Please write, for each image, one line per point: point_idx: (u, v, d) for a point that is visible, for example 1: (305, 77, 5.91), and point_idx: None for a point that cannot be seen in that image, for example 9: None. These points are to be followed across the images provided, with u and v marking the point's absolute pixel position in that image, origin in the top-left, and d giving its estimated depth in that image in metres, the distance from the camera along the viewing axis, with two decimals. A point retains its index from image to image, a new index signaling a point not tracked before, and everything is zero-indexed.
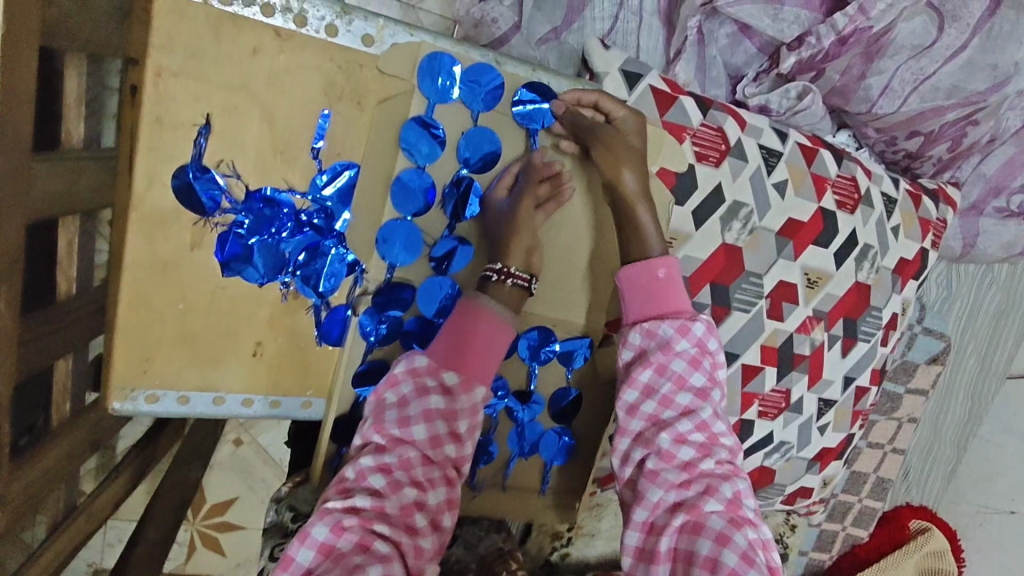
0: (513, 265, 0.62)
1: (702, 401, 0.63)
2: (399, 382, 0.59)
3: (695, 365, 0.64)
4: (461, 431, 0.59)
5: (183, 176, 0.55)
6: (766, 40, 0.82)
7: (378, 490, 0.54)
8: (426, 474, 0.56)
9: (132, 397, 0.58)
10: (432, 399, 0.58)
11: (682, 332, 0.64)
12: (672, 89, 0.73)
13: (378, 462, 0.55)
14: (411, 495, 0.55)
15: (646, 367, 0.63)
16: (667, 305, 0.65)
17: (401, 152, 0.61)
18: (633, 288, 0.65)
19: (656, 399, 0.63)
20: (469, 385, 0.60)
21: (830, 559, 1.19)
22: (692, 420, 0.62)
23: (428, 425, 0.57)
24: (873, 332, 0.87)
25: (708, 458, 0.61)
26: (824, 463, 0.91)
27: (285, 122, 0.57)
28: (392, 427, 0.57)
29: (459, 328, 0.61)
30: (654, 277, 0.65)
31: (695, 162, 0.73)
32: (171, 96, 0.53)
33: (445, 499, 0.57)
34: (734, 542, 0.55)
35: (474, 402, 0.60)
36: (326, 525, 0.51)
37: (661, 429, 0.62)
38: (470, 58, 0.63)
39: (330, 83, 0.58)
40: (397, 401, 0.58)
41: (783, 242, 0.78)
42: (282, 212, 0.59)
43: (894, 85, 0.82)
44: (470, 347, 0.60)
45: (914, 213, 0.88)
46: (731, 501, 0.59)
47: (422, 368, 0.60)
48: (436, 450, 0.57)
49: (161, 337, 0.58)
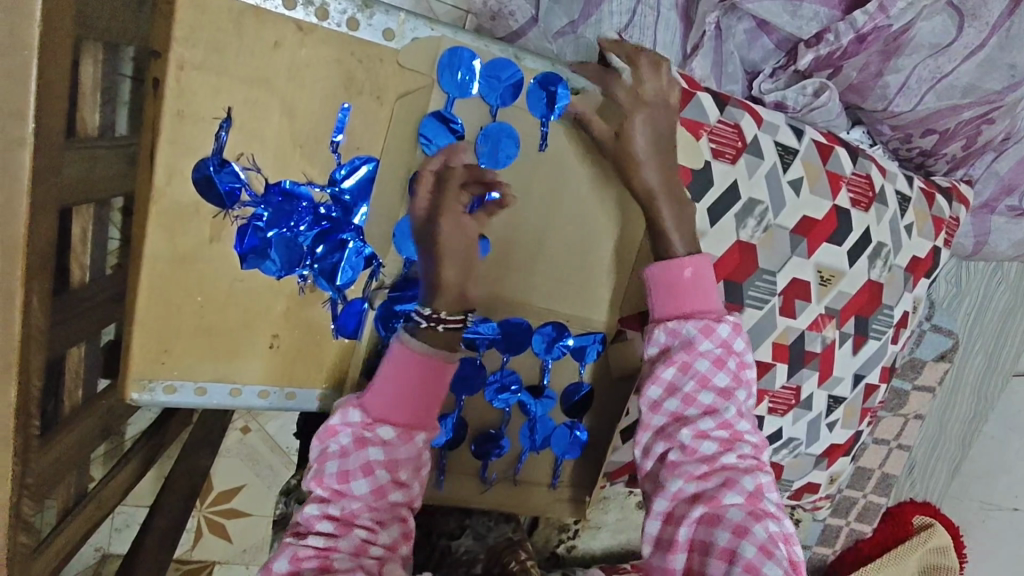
0: (445, 311, 0.62)
1: (725, 400, 0.63)
2: (337, 433, 0.58)
3: (719, 364, 0.63)
4: (406, 477, 0.59)
5: (204, 169, 0.55)
6: (784, 36, 0.81)
7: (330, 532, 0.56)
8: (374, 517, 0.57)
9: (150, 388, 0.59)
10: (372, 451, 0.58)
11: (705, 332, 0.63)
12: (689, 85, 0.73)
13: (325, 510, 0.56)
14: (362, 534, 0.56)
15: (669, 366, 0.63)
16: (692, 304, 0.65)
17: (420, 146, 0.62)
18: (658, 284, 0.66)
19: (679, 397, 0.63)
20: (408, 435, 0.59)
21: (834, 553, 1.21)
22: (714, 418, 0.62)
23: (369, 479, 0.57)
24: (884, 331, 0.87)
25: (729, 452, 0.61)
26: (832, 459, 0.92)
27: (306, 116, 0.57)
28: (333, 480, 0.57)
29: (393, 379, 0.59)
30: (680, 275, 0.65)
31: (711, 158, 0.73)
32: (193, 90, 0.52)
33: (399, 534, 0.58)
34: (752, 534, 0.56)
35: (416, 449, 0.60)
36: (284, 559, 0.53)
37: (683, 425, 0.62)
38: (490, 53, 0.62)
39: (350, 78, 0.58)
40: (338, 453, 0.58)
41: (798, 239, 0.78)
42: (300, 206, 0.59)
43: (911, 84, 0.82)
44: (406, 397, 0.60)
45: (927, 211, 0.88)
46: (752, 494, 0.59)
47: (359, 421, 0.59)
48: (381, 499, 0.58)
49: (180, 328, 0.58)
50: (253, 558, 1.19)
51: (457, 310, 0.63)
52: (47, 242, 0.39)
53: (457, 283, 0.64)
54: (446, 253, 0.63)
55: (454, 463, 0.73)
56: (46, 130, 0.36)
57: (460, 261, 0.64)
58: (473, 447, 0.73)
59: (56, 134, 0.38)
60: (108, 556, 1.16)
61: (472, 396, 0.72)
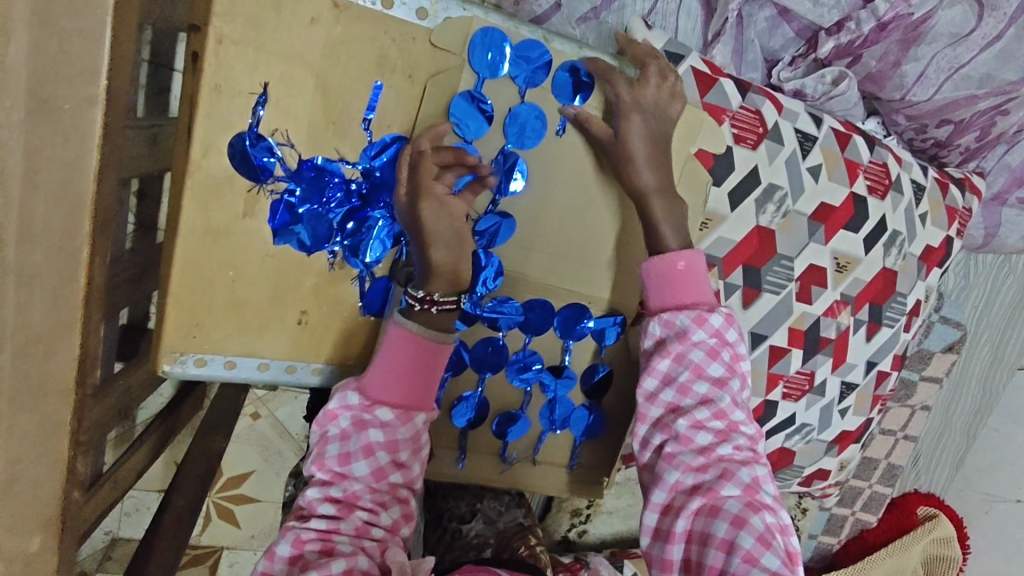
0: (438, 291, 0.61)
1: (719, 389, 0.64)
2: (336, 416, 0.59)
3: (713, 355, 0.65)
4: (405, 458, 0.60)
5: (240, 143, 0.55)
6: (805, 24, 0.80)
7: (332, 515, 0.56)
8: (376, 498, 0.58)
9: (181, 360, 0.60)
10: (371, 433, 0.59)
11: (699, 323, 0.65)
12: (712, 70, 0.74)
13: (327, 493, 0.57)
14: (364, 516, 0.57)
15: (664, 357, 0.65)
16: (686, 296, 0.66)
17: (451, 126, 0.62)
18: (654, 279, 0.66)
19: (675, 387, 0.64)
20: (406, 416, 0.60)
21: (839, 543, 1.24)
22: (709, 408, 0.63)
23: (369, 460, 0.58)
24: (897, 318, 0.88)
25: (725, 443, 0.63)
26: (843, 447, 0.94)
27: (338, 93, 0.58)
28: (334, 463, 0.57)
29: (390, 362, 0.60)
30: (673, 268, 0.66)
31: (733, 144, 0.73)
32: (230, 64, 0.53)
33: (401, 515, 0.59)
34: (750, 525, 0.57)
35: (415, 430, 0.61)
36: (287, 542, 0.54)
37: (679, 415, 0.64)
38: (520, 34, 0.63)
39: (383, 56, 0.59)
40: (339, 435, 0.59)
41: (815, 226, 0.79)
42: (333, 181, 0.60)
43: (929, 73, 0.83)
44: (403, 379, 0.60)
45: (941, 201, 0.89)
46: (748, 485, 0.60)
47: (357, 403, 0.59)
48: (381, 481, 0.59)
49: (209, 304, 0.59)
50: (261, 544, 1.19)
51: (450, 290, 0.61)
52: (107, 205, 0.40)
53: (451, 265, 0.61)
54: (435, 238, 0.60)
55: (475, 442, 0.74)
56: (112, 90, 0.37)
57: (453, 245, 0.61)
58: (494, 427, 0.74)
59: (116, 97, 0.38)
60: (119, 539, 1.17)
61: (495, 375, 0.72)
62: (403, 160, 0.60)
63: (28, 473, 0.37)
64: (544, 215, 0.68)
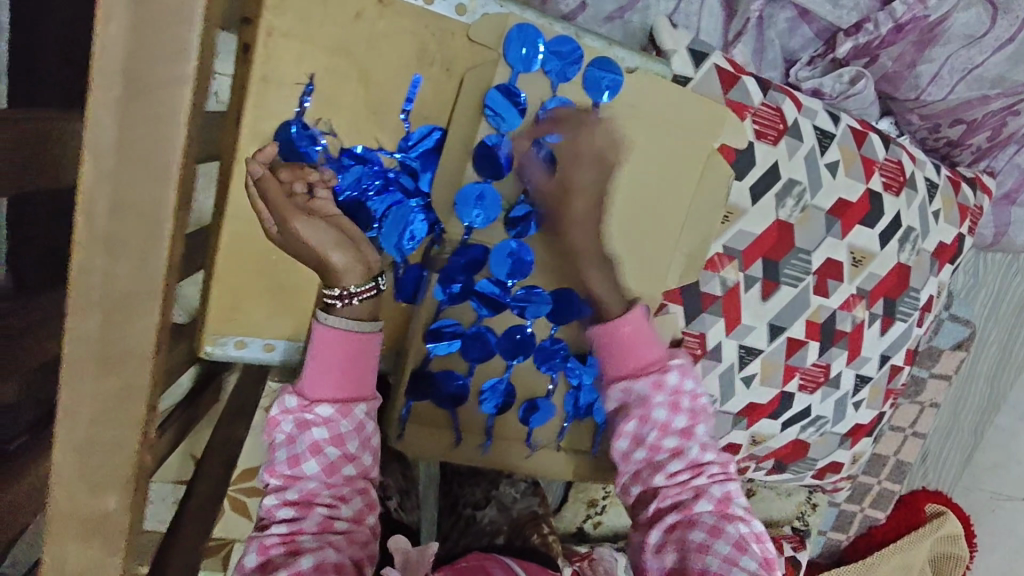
0: (353, 284, 0.59)
1: (687, 438, 0.69)
2: (279, 423, 0.61)
3: (676, 408, 0.69)
4: (354, 449, 0.62)
5: (287, 131, 0.58)
6: (824, 25, 0.83)
7: (292, 516, 0.59)
8: (334, 493, 0.61)
9: (222, 342, 0.63)
10: (316, 431, 0.60)
11: (657, 384, 0.69)
12: (735, 69, 0.76)
13: (284, 497, 0.60)
14: (324, 512, 0.60)
15: (631, 419, 0.70)
16: (641, 360, 0.70)
17: (485, 118, 0.62)
18: (606, 350, 0.71)
19: (645, 446, 0.69)
20: (345, 409, 0.61)
21: (848, 539, 1.26)
22: (680, 456, 0.68)
23: (318, 458, 0.60)
24: (911, 312, 0.90)
25: (699, 475, 0.68)
26: (856, 440, 0.96)
27: (378, 85, 0.60)
28: (284, 467, 0.60)
29: (321, 361, 0.60)
30: (621, 333, 0.70)
31: (754, 139, 0.76)
32: (278, 55, 0.56)
33: (362, 505, 0.62)
34: (725, 533, 0.65)
35: (358, 421, 0.62)
36: (252, 552, 0.58)
37: (655, 470, 0.69)
38: (553, 30, 0.64)
39: (422, 50, 0.61)
40: (285, 441, 0.61)
41: (832, 221, 0.81)
42: (372, 169, 0.62)
43: (943, 74, 0.85)
44: (339, 375, 0.61)
45: (953, 198, 0.91)
46: (721, 500, 0.67)
47: (297, 405, 0.61)
48: (334, 475, 0.61)
49: (251, 286, 0.62)
50: None
51: (366, 278, 0.60)
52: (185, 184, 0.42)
53: (354, 258, 0.58)
54: (326, 244, 0.56)
55: (500, 428, 0.77)
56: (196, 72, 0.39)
57: (347, 243, 0.58)
58: (520, 413, 0.76)
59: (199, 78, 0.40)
60: None
61: (522, 362, 0.74)
62: (250, 191, 0.54)
63: (105, 435, 0.39)
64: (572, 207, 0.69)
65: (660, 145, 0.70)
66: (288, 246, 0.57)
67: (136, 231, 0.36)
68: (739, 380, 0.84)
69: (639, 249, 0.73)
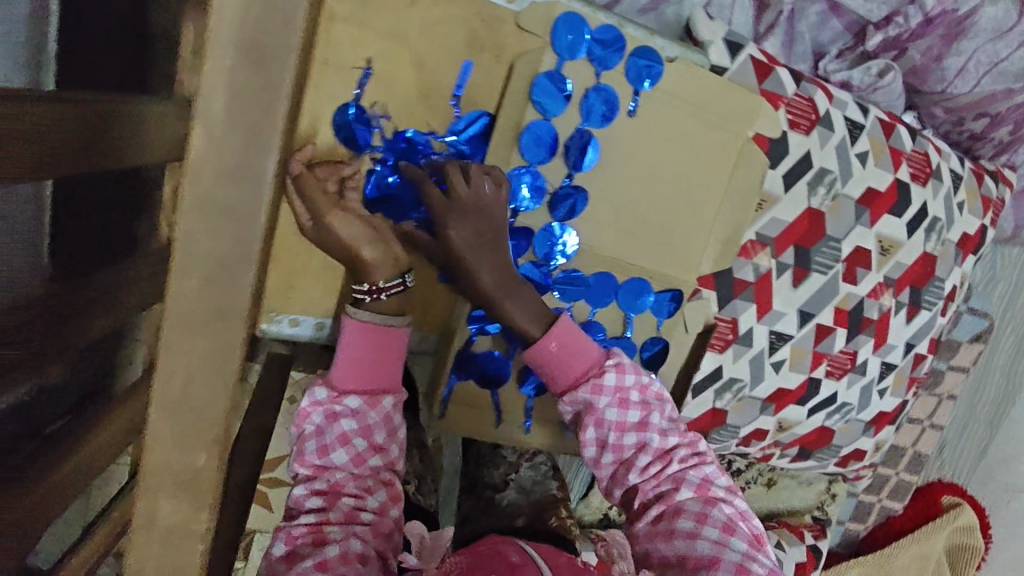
0: (382, 279, 0.60)
1: (648, 430, 0.66)
2: (308, 415, 0.61)
3: (626, 405, 0.66)
4: (382, 440, 0.62)
5: (345, 114, 0.61)
6: (854, 19, 0.85)
7: (320, 507, 0.59)
8: (359, 485, 0.61)
9: (278, 320, 0.66)
10: (345, 422, 0.61)
11: (597, 389, 0.66)
12: (769, 60, 0.78)
13: (312, 488, 0.60)
14: (351, 502, 0.59)
15: (587, 427, 0.67)
16: (573, 369, 0.67)
17: (531, 104, 0.65)
18: (538, 367, 0.68)
19: (610, 448, 0.66)
20: (374, 400, 0.62)
21: (866, 529, 1.27)
22: (647, 449, 0.66)
23: (347, 448, 0.60)
24: (935, 302, 0.92)
25: (671, 463, 0.65)
26: (879, 427, 0.98)
27: (431, 70, 0.63)
28: (313, 457, 0.60)
29: (349, 354, 0.61)
30: (548, 350, 0.67)
31: (788, 129, 0.78)
32: (339, 40, 0.59)
33: (387, 497, 0.62)
34: (712, 517, 0.62)
35: (385, 412, 0.63)
36: (280, 541, 0.57)
37: (628, 469, 0.66)
38: (598, 19, 0.66)
39: (473, 37, 0.63)
40: (314, 432, 0.61)
41: (862, 210, 0.83)
42: (422, 152, 0.65)
43: (969, 67, 0.87)
44: (368, 367, 0.62)
45: (977, 190, 0.93)
46: (700, 484, 0.65)
47: (326, 397, 0.61)
48: (362, 466, 0.61)
49: (307, 263, 0.64)
50: None
51: (394, 273, 0.61)
52: None
53: (386, 253, 0.60)
54: (360, 238, 0.58)
55: (538, 406, 0.79)
56: None
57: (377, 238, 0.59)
58: None
59: None
60: None
61: None
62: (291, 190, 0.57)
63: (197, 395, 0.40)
64: (614, 192, 0.71)
65: (698, 132, 0.72)
66: (322, 240, 0.58)
67: (233, 197, 0.36)
68: (768, 365, 0.86)
69: (679, 236, 0.75)
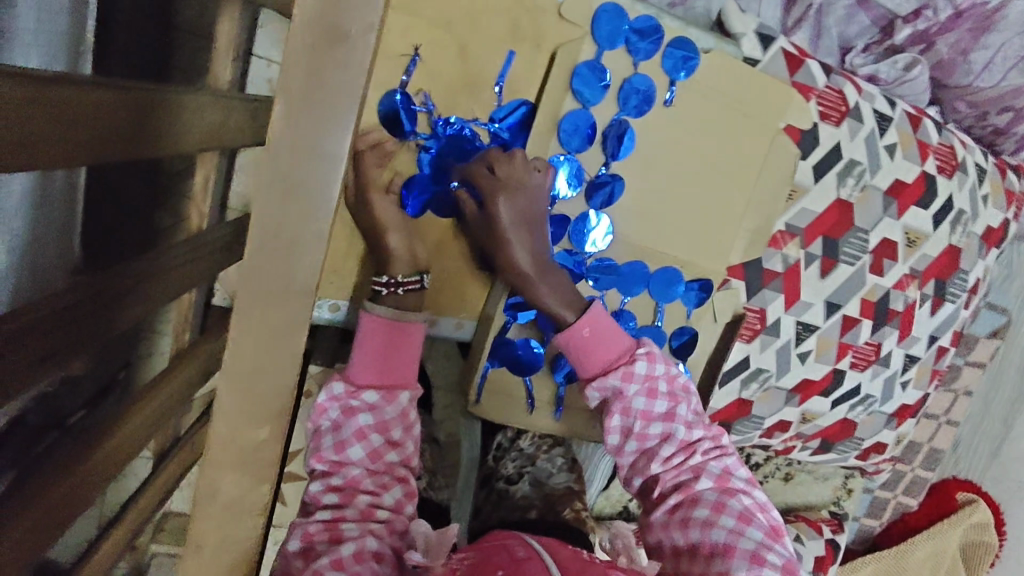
0: (400, 273, 0.64)
1: (674, 420, 0.66)
2: (324, 410, 0.59)
3: (654, 394, 0.66)
4: (399, 437, 0.61)
5: (390, 99, 0.62)
6: (882, 13, 0.85)
7: (336, 503, 0.58)
8: (375, 482, 0.59)
9: (320, 305, 0.70)
10: (361, 417, 0.59)
11: (627, 377, 0.66)
12: (800, 53, 0.78)
13: (328, 483, 0.58)
14: (367, 500, 0.58)
15: (613, 414, 0.67)
16: (604, 357, 0.67)
17: (570, 93, 0.66)
18: (569, 353, 0.68)
19: (634, 437, 0.66)
20: (391, 395, 0.61)
21: (881, 525, 1.28)
22: (671, 440, 0.65)
23: (363, 444, 0.59)
24: (959, 295, 0.93)
25: (693, 454, 0.65)
26: (901, 420, 0.98)
27: (475, 58, 0.63)
28: (330, 453, 0.58)
29: (368, 347, 0.61)
30: (580, 335, 0.67)
31: (819, 120, 0.78)
32: (387, 28, 0.60)
33: (403, 494, 0.60)
34: (729, 507, 0.61)
35: (402, 408, 0.61)
36: (295, 536, 0.55)
37: (650, 459, 0.65)
38: (637, 10, 0.67)
39: (516, 25, 0.63)
40: (331, 428, 0.59)
41: (889, 201, 0.84)
42: (464, 137, 0.65)
43: (995, 62, 0.88)
44: (384, 362, 0.61)
45: (1000, 183, 0.94)
46: (720, 476, 0.65)
47: (343, 392, 0.60)
48: (378, 461, 0.60)
49: None
50: None
51: (412, 271, 0.65)
52: None
53: (405, 248, 0.65)
54: (389, 225, 0.64)
55: (569, 396, 0.80)
56: None
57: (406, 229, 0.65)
58: None
59: None
60: None
61: None
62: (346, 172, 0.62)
63: None
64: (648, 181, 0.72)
65: (732, 122, 0.72)
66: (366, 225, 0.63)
67: None
68: (794, 356, 0.86)
69: (711, 226, 0.75)
